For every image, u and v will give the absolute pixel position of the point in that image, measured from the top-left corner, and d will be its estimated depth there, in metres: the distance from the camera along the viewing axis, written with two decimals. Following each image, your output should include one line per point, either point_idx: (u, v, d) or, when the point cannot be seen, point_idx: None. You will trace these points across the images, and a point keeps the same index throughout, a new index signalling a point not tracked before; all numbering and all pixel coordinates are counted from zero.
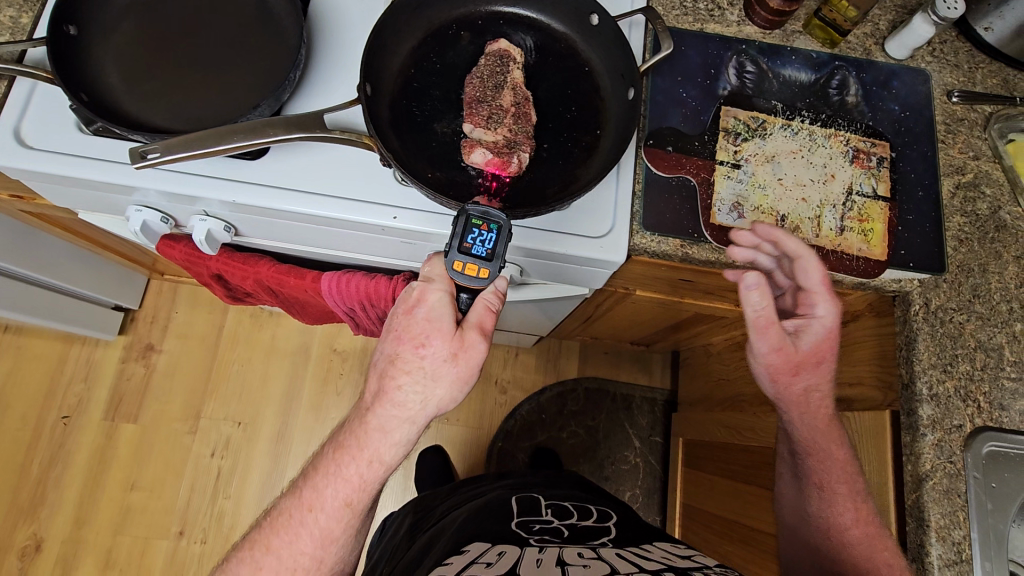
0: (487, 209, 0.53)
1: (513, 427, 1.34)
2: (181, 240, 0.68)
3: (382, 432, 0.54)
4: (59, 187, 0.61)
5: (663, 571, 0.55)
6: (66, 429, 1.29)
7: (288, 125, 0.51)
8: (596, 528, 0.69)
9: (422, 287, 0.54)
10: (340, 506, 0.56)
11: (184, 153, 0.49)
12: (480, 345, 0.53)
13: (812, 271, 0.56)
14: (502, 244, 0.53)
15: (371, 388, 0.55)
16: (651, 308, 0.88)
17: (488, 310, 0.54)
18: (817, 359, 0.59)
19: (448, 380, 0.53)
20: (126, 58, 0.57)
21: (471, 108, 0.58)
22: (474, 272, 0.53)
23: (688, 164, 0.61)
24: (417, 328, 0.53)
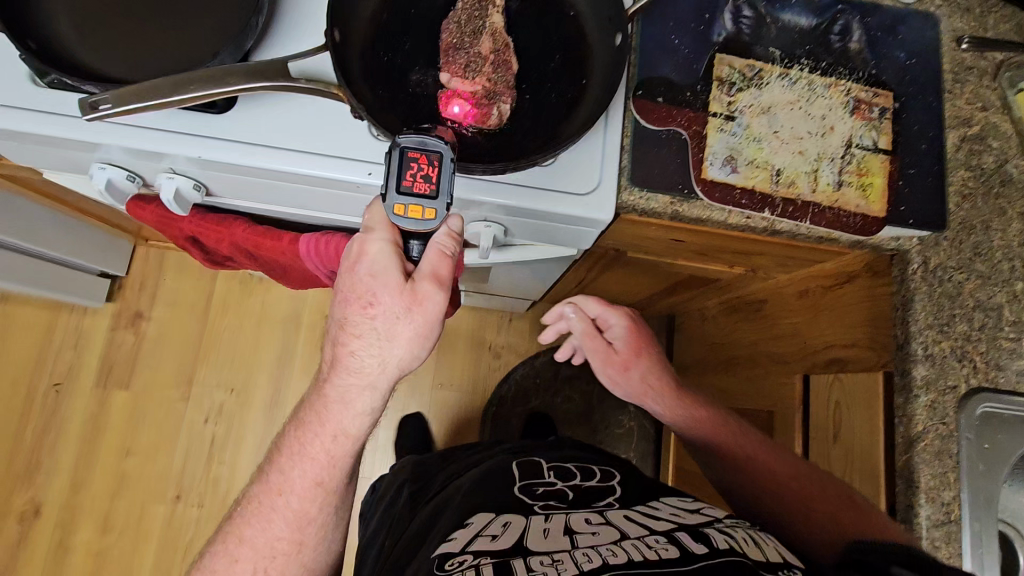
0: (423, 139, 0.49)
1: (507, 392, 1.34)
2: (150, 201, 0.65)
3: (343, 402, 0.55)
4: (17, 144, 0.58)
5: (675, 532, 0.52)
6: (58, 397, 1.29)
7: (248, 73, 0.47)
8: (601, 489, 0.67)
9: (362, 240, 0.52)
10: (311, 486, 0.59)
11: (139, 103, 0.46)
12: (436, 295, 0.52)
13: (591, 302, 0.81)
14: (445, 177, 0.49)
15: (328, 357, 0.56)
16: (643, 271, 0.87)
17: (442, 255, 0.52)
18: (636, 353, 0.80)
19: (404, 338, 0.52)
20: (77, 4, 0.53)
21: (448, 57, 0.55)
22: (419, 214, 0.50)
23: (680, 116, 0.58)
24: (362, 286, 0.52)
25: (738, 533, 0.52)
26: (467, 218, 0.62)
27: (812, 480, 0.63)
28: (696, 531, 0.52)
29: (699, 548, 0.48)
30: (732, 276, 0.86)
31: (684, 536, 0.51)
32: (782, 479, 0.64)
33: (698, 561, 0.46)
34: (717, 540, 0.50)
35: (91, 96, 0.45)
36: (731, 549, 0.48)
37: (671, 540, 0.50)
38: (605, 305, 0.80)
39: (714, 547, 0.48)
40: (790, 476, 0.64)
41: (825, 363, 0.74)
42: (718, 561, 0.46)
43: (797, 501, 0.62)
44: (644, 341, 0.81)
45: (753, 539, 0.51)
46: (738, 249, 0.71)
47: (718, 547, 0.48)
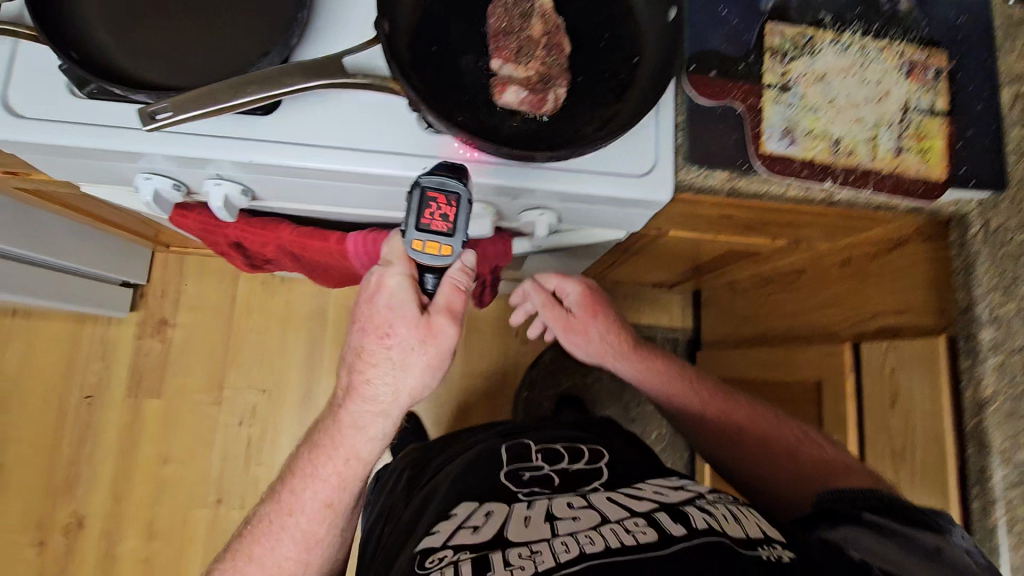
0: (443, 180, 0.53)
1: (536, 376, 1.34)
2: (193, 208, 0.64)
3: (355, 427, 0.59)
4: (59, 159, 0.56)
5: (654, 511, 0.55)
6: (90, 409, 1.28)
7: (306, 72, 0.46)
8: (586, 472, 0.68)
9: (381, 273, 0.57)
10: (321, 507, 0.62)
11: (196, 111, 0.44)
12: (448, 329, 0.56)
13: (549, 277, 0.78)
14: (462, 216, 0.55)
15: (342, 384, 0.59)
16: (681, 248, 0.87)
17: (456, 290, 0.57)
18: (597, 318, 0.79)
19: (418, 368, 0.56)
20: (110, 7, 0.51)
21: (498, 42, 0.53)
22: (436, 250, 0.55)
23: (734, 90, 0.56)
24: (381, 317, 0.56)
25: (719, 508, 0.55)
26: (521, 207, 0.61)
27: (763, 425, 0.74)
28: (675, 509, 0.55)
29: (678, 529, 0.51)
30: (771, 248, 0.86)
31: (662, 516, 0.54)
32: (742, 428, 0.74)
33: (675, 544, 0.49)
34: (696, 519, 0.53)
35: (148, 105, 0.44)
36: (710, 528, 0.51)
37: (650, 522, 0.53)
38: (563, 277, 0.78)
39: (692, 527, 0.51)
40: (749, 426, 0.74)
41: (876, 331, 0.75)
42: (698, 542, 0.49)
43: (761, 454, 0.71)
44: (601, 304, 0.80)
45: (733, 514, 0.55)
46: (785, 222, 0.70)
47: (696, 527, 0.51)
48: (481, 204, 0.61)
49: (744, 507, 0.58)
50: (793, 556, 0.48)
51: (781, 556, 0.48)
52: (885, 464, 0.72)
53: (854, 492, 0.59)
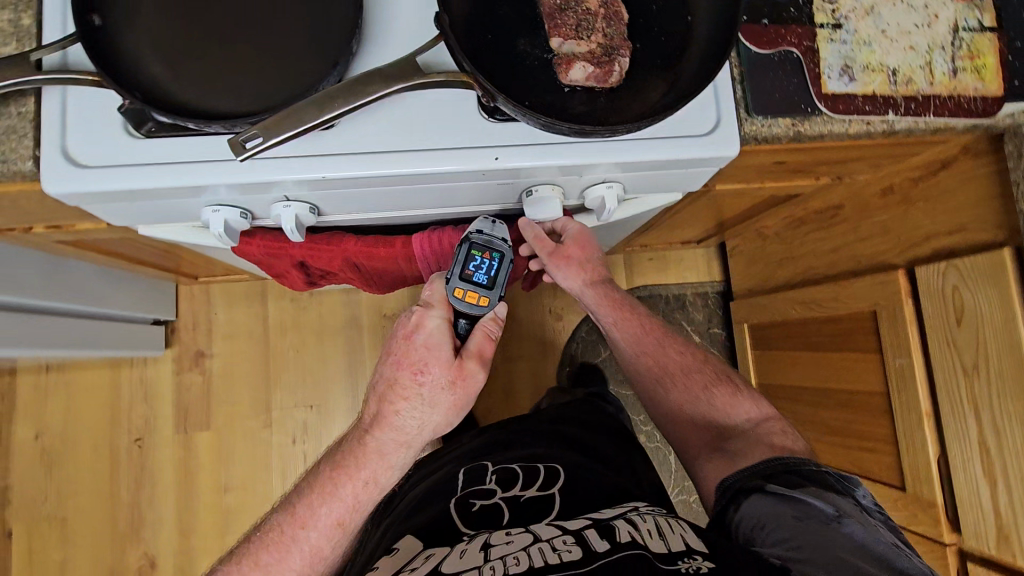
0: (490, 240, 0.63)
1: (576, 349, 1.36)
2: (258, 234, 0.65)
3: (380, 454, 0.61)
4: (124, 204, 0.55)
5: (585, 529, 0.60)
6: (142, 451, 1.28)
7: (386, 78, 0.48)
8: (537, 500, 0.70)
9: (422, 313, 0.61)
10: (332, 525, 0.63)
11: (284, 133, 0.47)
12: (477, 373, 0.61)
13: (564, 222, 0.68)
14: (501, 274, 0.63)
15: (371, 411, 0.62)
16: (723, 201, 0.88)
17: (487, 338, 0.62)
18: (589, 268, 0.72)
19: (444, 407, 0.60)
20: (163, 42, 0.50)
21: (554, 21, 0.52)
22: (474, 299, 0.61)
23: (788, 35, 0.57)
24: (417, 354, 0.60)
25: (647, 523, 0.60)
26: (586, 183, 0.60)
27: (694, 365, 0.78)
28: (604, 525, 0.60)
29: (603, 545, 0.55)
30: (812, 188, 0.86)
31: (591, 533, 0.58)
32: (675, 371, 0.77)
33: (598, 559, 0.52)
34: (623, 533, 0.57)
35: (238, 135, 0.48)
36: (633, 541, 0.55)
37: (577, 540, 0.57)
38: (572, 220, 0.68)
39: (616, 542, 0.55)
40: (684, 368, 0.77)
41: (931, 254, 0.76)
42: (619, 556, 0.52)
43: (687, 397, 0.76)
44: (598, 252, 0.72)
45: (661, 528, 0.59)
46: (833, 161, 0.71)
47: (621, 541, 0.55)
48: (549, 187, 0.60)
49: (674, 520, 0.62)
50: (711, 566, 0.51)
51: (700, 566, 0.51)
52: (958, 381, 0.72)
53: (761, 464, 0.64)
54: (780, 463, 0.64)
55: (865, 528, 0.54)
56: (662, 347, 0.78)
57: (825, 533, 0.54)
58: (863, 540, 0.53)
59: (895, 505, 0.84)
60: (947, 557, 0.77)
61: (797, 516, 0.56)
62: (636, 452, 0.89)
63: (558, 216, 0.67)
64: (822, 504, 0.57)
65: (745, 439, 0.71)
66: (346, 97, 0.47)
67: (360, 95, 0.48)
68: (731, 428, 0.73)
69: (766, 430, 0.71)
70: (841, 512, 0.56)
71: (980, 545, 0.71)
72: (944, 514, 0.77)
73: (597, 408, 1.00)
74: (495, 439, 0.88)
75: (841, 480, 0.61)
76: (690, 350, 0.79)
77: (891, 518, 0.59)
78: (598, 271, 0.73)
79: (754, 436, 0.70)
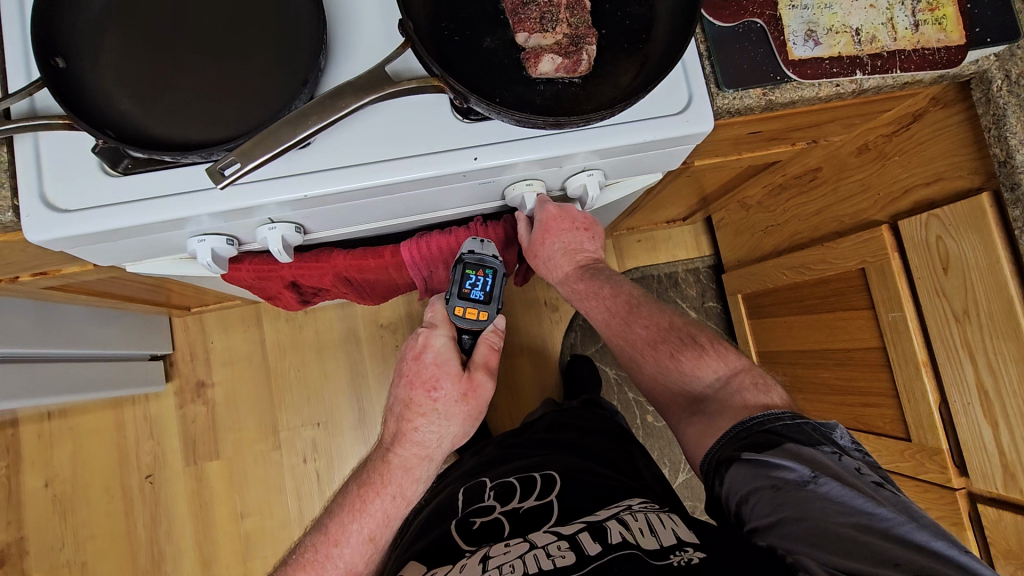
0: (482, 257, 0.62)
1: (575, 338, 1.37)
2: (245, 259, 0.65)
3: (405, 469, 0.63)
4: (109, 243, 0.55)
5: (579, 531, 0.62)
6: (155, 486, 1.28)
7: (357, 91, 0.48)
8: (536, 508, 0.70)
9: (427, 333, 0.63)
10: (365, 541, 0.64)
11: (263, 154, 0.47)
12: (487, 383, 0.63)
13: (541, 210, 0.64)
14: (497, 288, 0.63)
15: (391, 430, 0.64)
16: (704, 176, 0.88)
17: (491, 349, 0.64)
18: (567, 249, 0.68)
19: (459, 418, 0.62)
20: (130, 78, 0.50)
21: (518, 15, 0.52)
22: (474, 315, 0.63)
23: (750, 6, 0.58)
24: (428, 372, 0.61)
25: (637, 520, 0.61)
26: (567, 172, 0.61)
27: (662, 332, 0.67)
28: (598, 526, 0.62)
29: (596, 547, 0.58)
30: (789, 154, 0.87)
31: (585, 536, 0.60)
32: (648, 345, 0.67)
33: (590, 562, 0.55)
34: (614, 533, 0.59)
35: (217, 162, 0.48)
36: (624, 540, 0.58)
37: (572, 544, 0.60)
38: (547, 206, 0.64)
39: (608, 543, 0.58)
40: (650, 339, 0.67)
41: (912, 206, 0.77)
42: (611, 557, 0.55)
43: (656, 369, 0.67)
44: (576, 233, 0.68)
45: (653, 524, 0.60)
46: (808, 124, 0.72)
47: (612, 542, 0.58)
48: (531, 179, 0.60)
49: (667, 514, 0.63)
50: (702, 556, 0.53)
51: (692, 558, 0.53)
52: (950, 328, 0.73)
53: (740, 426, 0.57)
54: (754, 421, 0.57)
55: (844, 483, 0.50)
56: (629, 319, 0.68)
57: (807, 501, 0.50)
58: (843, 499, 0.49)
59: (903, 456, 0.86)
60: (958, 501, 0.79)
61: (777, 485, 0.51)
62: (634, 452, 0.89)
63: (539, 196, 0.63)
64: (797, 464, 0.52)
65: (716, 402, 0.63)
66: (320, 113, 0.47)
67: (332, 110, 0.48)
68: (702, 395, 0.64)
69: (737, 389, 0.62)
70: (817, 471, 0.51)
71: (987, 486, 0.73)
72: (951, 461, 0.78)
73: (591, 411, 1.01)
74: (506, 449, 0.90)
75: (817, 428, 0.56)
76: (659, 315, 0.68)
77: (871, 456, 0.55)
78: (580, 240, 0.69)
79: (727, 398, 0.62)
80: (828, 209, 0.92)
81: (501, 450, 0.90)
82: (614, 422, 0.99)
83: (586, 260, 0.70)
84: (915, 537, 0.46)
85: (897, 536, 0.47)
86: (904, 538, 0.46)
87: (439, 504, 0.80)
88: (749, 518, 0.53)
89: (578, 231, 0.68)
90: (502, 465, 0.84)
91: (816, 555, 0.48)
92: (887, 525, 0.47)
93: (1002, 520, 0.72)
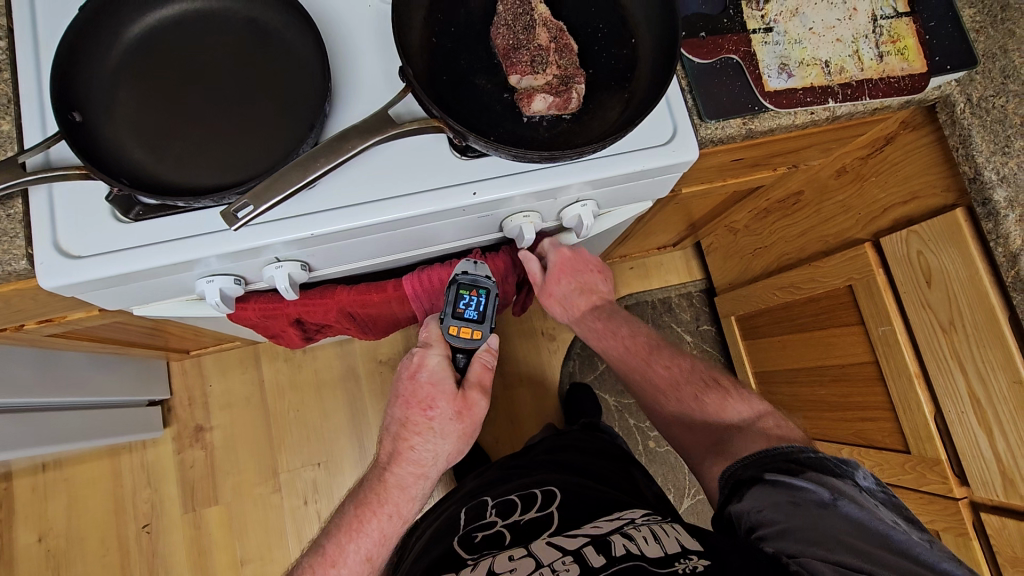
0: (476, 277, 0.64)
1: (574, 366, 1.38)
2: (251, 297, 0.67)
3: (401, 487, 0.64)
4: (119, 288, 0.56)
5: (583, 546, 0.61)
6: (152, 536, 1.25)
7: (361, 133, 0.51)
8: (536, 520, 0.70)
9: (421, 353, 0.64)
10: (362, 561, 0.64)
11: (274, 197, 0.49)
12: (481, 401, 0.64)
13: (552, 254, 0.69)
14: (490, 307, 0.64)
15: (387, 449, 0.65)
16: (693, 202, 0.91)
17: (485, 368, 0.65)
18: (581, 290, 0.71)
19: (455, 436, 0.63)
20: (144, 131, 0.52)
21: (510, 58, 0.55)
22: (468, 334, 0.63)
23: (726, 43, 0.62)
24: (423, 392, 0.63)
25: (641, 531, 0.61)
26: (562, 204, 0.63)
27: (684, 375, 0.70)
28: (602, 540, 0.61)
29: (600, 559, 0.57)
30: (772, 178, 0.91)
31: (589, 551, 0.59)
32: (666, 385, 0.69)
33: None
34: (618, 546, 0.59)
35: (230, 205, 0.50)
36: (629, 553, 0.57)
37: (576, 558, 0.59)
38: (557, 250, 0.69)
39: (612, 556, 0.57)
40: (673, 380, 0.69)
41: (892, 224, 0.80)
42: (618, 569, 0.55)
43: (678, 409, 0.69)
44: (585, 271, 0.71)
45: (656, 534, 0.60)
46: (790, 149, 0.75)
47: (617, 555, 0.57)
48: (529, 212, 0.63)
49: (669, 525, 0.63)
50: (707, 563, 0.53)
51: (697, 565, 0.53)
52: (938, 339, 0.76)
53: (767, 454, 0.59)
54: (781, 448, 0.59)
55: (862, 507, 0.52)
56: (649, 359, 0.70)
57: (825, 520, 0.52)
58: (861, 521, 0.51)
59: (905, 468, 0.86)
60: (961, 511, 0.79)
61: (796, 503, 0.53)
62: (635, 471, 0.90)
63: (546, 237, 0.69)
64: (820, 487, 0.54)
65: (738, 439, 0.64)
66: (327, 155, 0.50)
67: (338, 152, 0.50)
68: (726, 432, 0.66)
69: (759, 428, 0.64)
70: (837, 494, 0.53)
71: (989, 494, 0.74)
72: (950, 471, 0.79)
73: (593, 434, 1.02)
74: (507, 470, 0.90)
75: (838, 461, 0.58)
76: (679, 358, 0.71)
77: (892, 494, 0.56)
78: (593, 282, 0.73)
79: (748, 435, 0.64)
80: (812, 229, 0.96)
81: (503, 472, 0.90)
82: (615, 444, 1.00)
83: (600, 300, 0.73)
84: (927, 557, 0.49)
85: (910, 554, 0.49)
86: (917, 558, 0.49)
87: (440, 527, 0.80)
88: (759, 528, 0.55)
89: (591, 273, 0.72)
90: (504, 486, 0.84)
91: (828, 556, 0.49)
92: (900, 545, 0.50)
93: (1006, 528, 0.72)
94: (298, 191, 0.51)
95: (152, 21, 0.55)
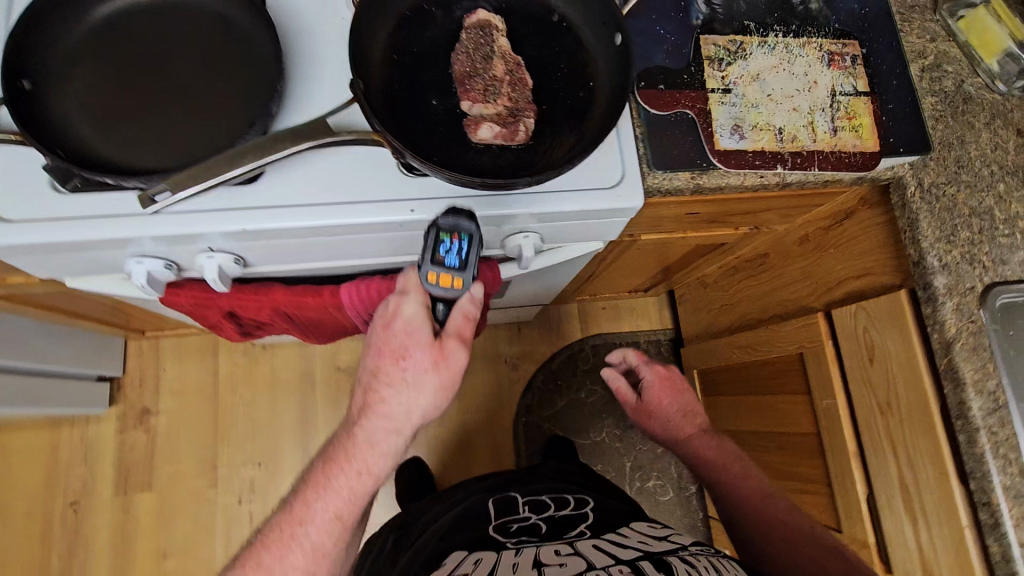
0: (456, 220, 0.55)
1: (532, 399, 1.37)
2: (185, 284, 0.67)
3: (371, 442, 0.60)
4: (48, 257, 0.56)
5: (638, 560, 0.59)
6: (78, 514, 1.22)
7: (295, 137, 0.52)
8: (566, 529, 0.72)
9: (398, 300, 0.59)
10: (330, 519, 0.61)
11: (195, 185, 0.50)
12: (460, 351, 0.59)
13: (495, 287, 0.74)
14: (473, 252, 0.56)
15: (359, 402, 0.61)
16: (653, 249, 0.91)
17: (467, 319, 0.59)
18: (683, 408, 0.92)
19: (431, 391, 0.59)
20: (91, 106, 0.53)
21: (465, 84, 0.57)
22: (448, 281, 0.57)
23: (683, 98, 0.63)
24: (396, 342, 0.59)
25: (701, 560, 0.60)
26: (505, 233, 0.64)
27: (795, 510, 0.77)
28: (658, 559, 0.59)
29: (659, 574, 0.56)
30: (735, 237, 0.91)
31: (645, 564, 0.58)
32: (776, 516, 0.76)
33: None
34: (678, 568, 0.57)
35: (150, 189, 0.51)
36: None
37: (633, 568, 0.57)
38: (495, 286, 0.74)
39: None
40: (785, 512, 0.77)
41: (842, 298, 0.80)
42: None
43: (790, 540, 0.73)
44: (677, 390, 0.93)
45: (716, 566, 0.59)
46: (746, 211, 0.76)
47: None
48: None
49: (725, 560, 0.61)
50: None
51: None
52: (875, 420, 0.75)
53: None
54: None
55: None
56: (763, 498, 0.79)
57: None
58: None
59: None
60: None
61: None
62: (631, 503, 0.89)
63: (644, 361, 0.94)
64: None
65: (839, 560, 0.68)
66: (257, 154, 0.50)
67: (270, 152, 0.51)
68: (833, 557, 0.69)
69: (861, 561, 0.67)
70: None
71: None
72: (876, 554, 0.77)
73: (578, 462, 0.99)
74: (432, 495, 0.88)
75: None
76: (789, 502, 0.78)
77: None
78: (693, 406, 0.92)
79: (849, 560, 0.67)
80: (773, 292, 0.96)
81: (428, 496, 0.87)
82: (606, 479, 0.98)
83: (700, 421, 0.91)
84: None
85: None
86: None
87: None
88: None
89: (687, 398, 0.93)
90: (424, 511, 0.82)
91: None
92: None
93: None
94: (224, 184, 0.52)
95: (122, 5, 0.57)
